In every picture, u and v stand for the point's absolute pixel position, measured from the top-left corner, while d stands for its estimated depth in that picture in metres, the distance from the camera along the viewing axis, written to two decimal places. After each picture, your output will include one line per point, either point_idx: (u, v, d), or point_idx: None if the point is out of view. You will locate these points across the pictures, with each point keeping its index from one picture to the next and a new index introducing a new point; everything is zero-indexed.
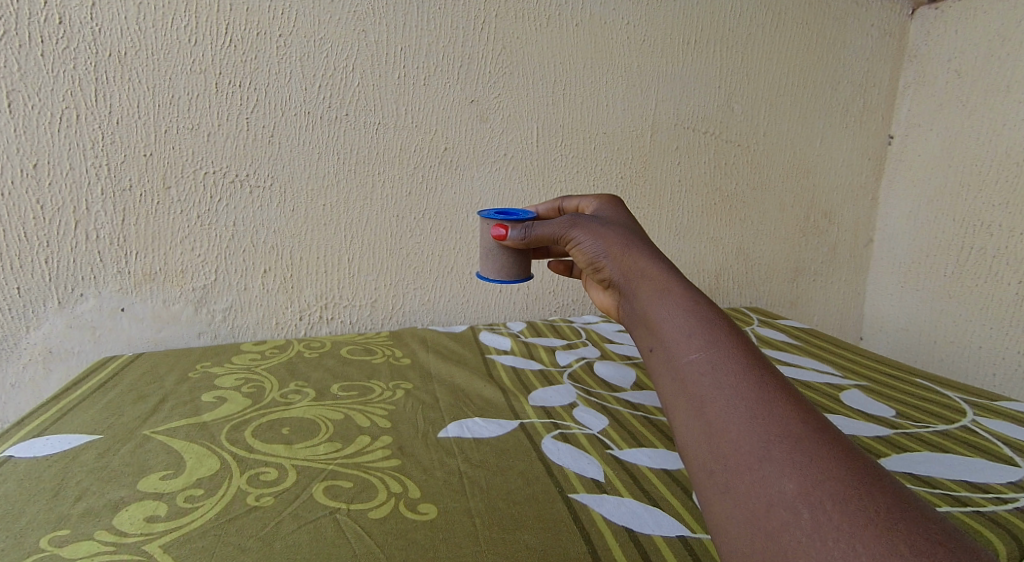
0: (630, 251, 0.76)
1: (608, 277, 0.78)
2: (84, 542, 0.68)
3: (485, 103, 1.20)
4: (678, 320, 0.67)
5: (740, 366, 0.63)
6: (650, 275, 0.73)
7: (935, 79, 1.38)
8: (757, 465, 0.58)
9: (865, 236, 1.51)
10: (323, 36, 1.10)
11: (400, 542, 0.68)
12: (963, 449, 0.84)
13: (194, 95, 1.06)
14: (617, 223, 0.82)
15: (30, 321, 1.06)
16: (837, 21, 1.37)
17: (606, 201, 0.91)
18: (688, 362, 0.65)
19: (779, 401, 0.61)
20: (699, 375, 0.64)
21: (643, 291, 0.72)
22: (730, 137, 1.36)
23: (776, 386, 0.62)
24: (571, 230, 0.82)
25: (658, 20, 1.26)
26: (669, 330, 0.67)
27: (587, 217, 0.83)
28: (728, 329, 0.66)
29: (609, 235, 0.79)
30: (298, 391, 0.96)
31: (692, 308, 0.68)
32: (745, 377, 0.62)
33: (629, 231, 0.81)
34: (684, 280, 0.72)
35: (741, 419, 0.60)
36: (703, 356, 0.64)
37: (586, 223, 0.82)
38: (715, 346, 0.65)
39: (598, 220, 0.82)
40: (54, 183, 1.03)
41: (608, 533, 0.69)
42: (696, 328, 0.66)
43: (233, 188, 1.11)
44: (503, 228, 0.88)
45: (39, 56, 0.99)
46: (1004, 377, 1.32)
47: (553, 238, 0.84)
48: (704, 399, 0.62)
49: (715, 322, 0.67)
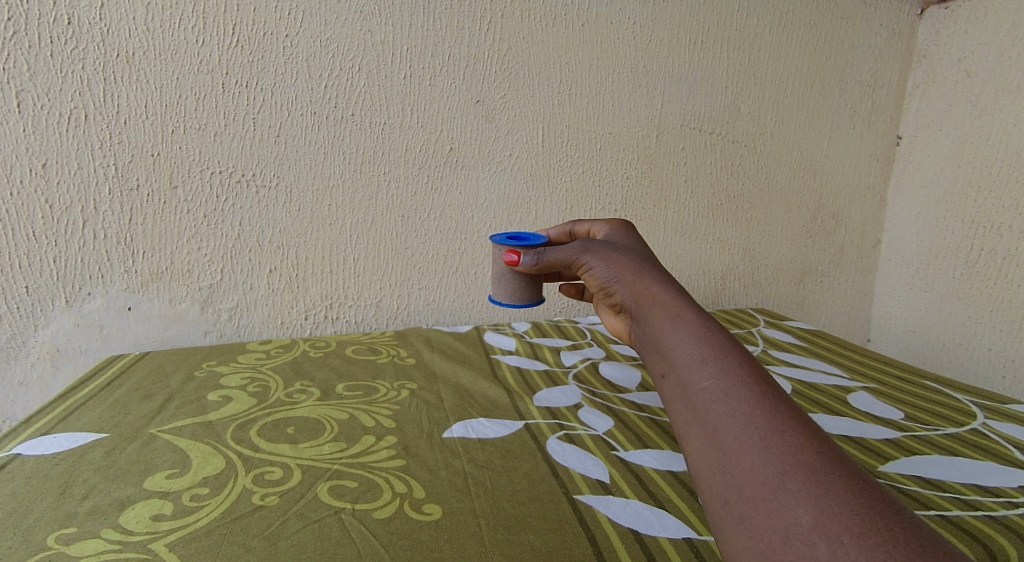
0: (641, 277, 0.78)
1: (619, 301, 0.80)
2: (91, 540, 0.68)
3: (491, 103, 1.20)
4: (689, 346, 0.68)
5: (754, 394, 0.64)
6: (661, 300, 0.74)
7: (944, 79, 1.37)
8: (772, 496, 0.58)
9: (872, 238, 1.51)
10: (330, 36, 1.10)
11: (404, 542, 0.68)
12: (973, 452, 0.83)
13: (201, 96, 1.07)
14: (628, 249, 0.84)
15: (38, 320, 1.07)
16: (845, 21, 1.37)
17: (617, 226, 0.92)
18: (701, 389, 0.65)
19: (794, 429, 0.61)
20: (711, 402, 0.64)
21: (655, 316, 0.73)
22: (736, 138, 1.35)
23: (790, 414, 0.62)
24: (583, 256, 0.84)
25: (665, 20, 1.26)
26: (681, 356, 0.68)
27: (599, 243, 0.85)
28: (740, 356, 0.67)
29: (620, 260, 0.81)
30: (303, 391, 0.96)
31: (704, 334, 0.69)
32: (759, 406, 0.63)
33: (640, 256, 0.82)
34: (696, 306, 0.73)
35: (755, 449, 0.60)
36: (716, 384, 0.65)
37: (598, 248, 0.84)
38: (727, 372, 0.65)
39: (609, 245, 0.84)
40: (62, 183, 1.03)
41: (613, 535, 0.69)
42: (708, 355, 0.67)
43: (239, 188, 1.11)
44: (515, 254, 0.89)
45: (48, 57, 0.99)
46: (1013, 379, 1.31)
47: (566, 263, 0.86)
48: (717, 426, 0.63)
49: (727, 349, 0.67)
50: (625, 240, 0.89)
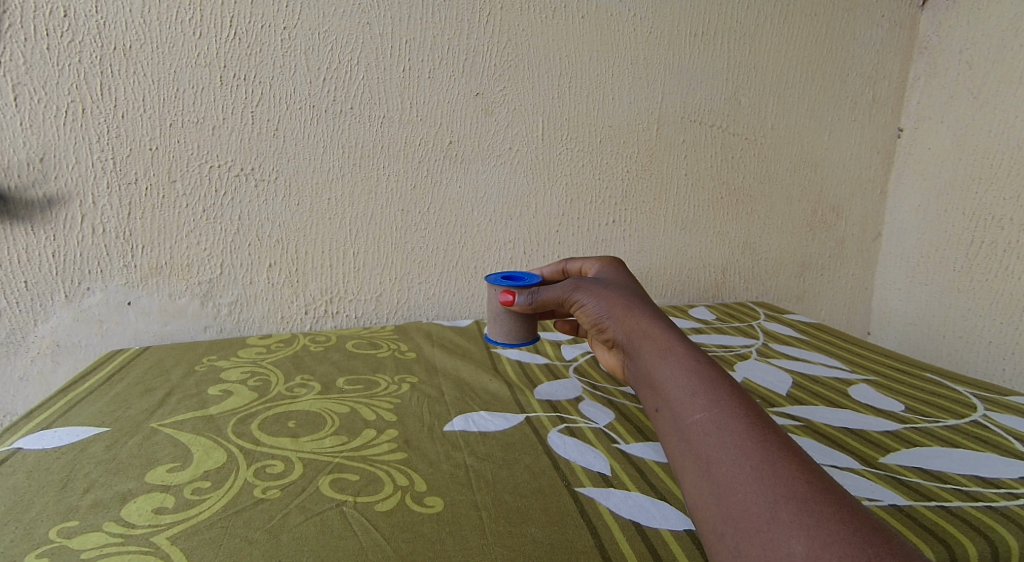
0: (632, 313, 0.79)
1: (611, 337, 0.81)
2: (93, 533, 0.68)
3: (490, 97, 1.20)
4: (679, 379, 0.70)
5: (744, 425, 0.65)
6: (652, 334, 0.75)
7: (946, 71, 1.37)
8: (765, 527, 0.58)
9: (873, 231, 1.50)
10: (328, 28, 1.10)
11: (407, 535, 0.68)
12: (974, 444, 0.83)
13: (199, 89, 1.06)
14: (617, 285, 0.85)
15: (38, 314, 1.07)
16: (845, 13, 1.36)
17: (608, 263, 0.93)
18: (692, 421, 0.66)
19: (785, 459, 0.62)
20: (703, 434, 0.65)
21: (645, 349, 0.74)
22: (736, 130, 1.35)
23: (779, 443, 0.63)
24: (574, 293, 0.85)
25: (665, 12, 1.25)
26: (672, 389, 0.69)
27: (590, 280, 0.86)
28: (729, 388, 0.68)
29: (610, 297, 0.82)
30: (304, 386, 0.96)
31: (694, 367, 0.70)
32: (749, 436, 0.64)
33: (630, 292, 0.84)
34: (685, 340, 0.74)
35: (747, 479, 0.61)
36: (707, 415, 0.66)
37: (589, 285, 0.85)
38: (717, 404, 0.66)
39: (599, 282, 0.85)
40: (61, 177, 1.03)
41: (615, 526, 0.69)
42: (698, 387, 0.68)
43: (238, 182, 1.11)
44: (510, 294, 0.91)
45: (44, 49, 0.99)
46: (1013, 371, 1.32)
47: (558, 299, 0.87)
48: (710, 459, 0.64)
49: (716, 381, 0.68)
50: (613, 275, 0.90)
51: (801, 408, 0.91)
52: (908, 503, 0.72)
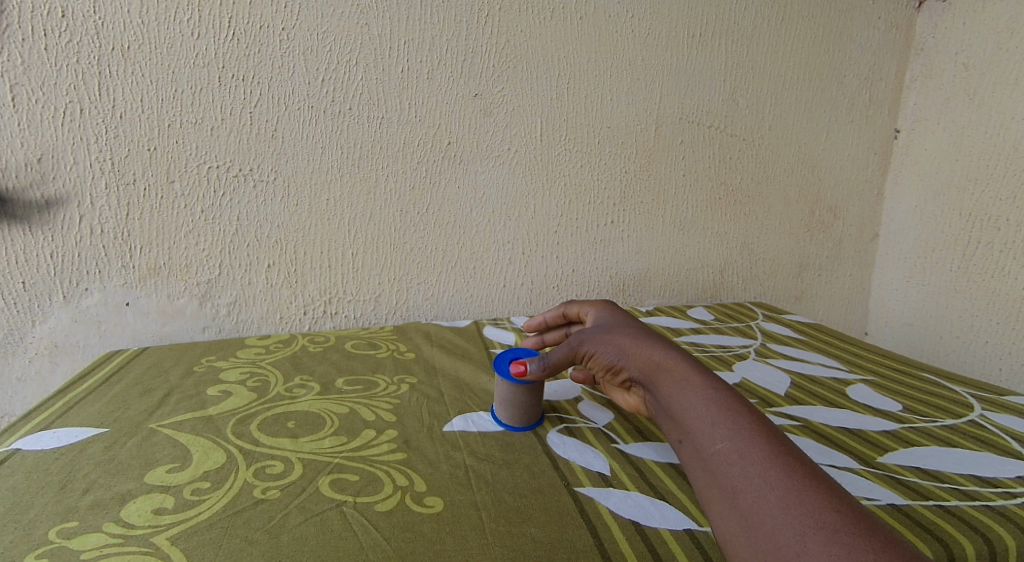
0: (643, 349, 0.78)
1: (629, 378, 0.79)
2: (93, 534, 0.68)
3: (489, 97, 1.20)
4: (699, 411, 0.70)
5: (767, 454, 0.66)
6: (668, 367, 0.75)
7: (942, 72, 1.38)
8: (794, 559, 0.60)
9: (870, 231, 1.51)
10: (327, 29, 1.10)
11: (407, 535, 0.68)
12: (971, 443, 0.84)
13: (198, 90, 1.06)
14: (618, 325, 0.84)
15: (36, 315, 1.07)
16: (842, 15, 1.37)
17: (598, 303, 0.91)
18: (714, 452, 0.68)
19: (810, 488, 0.63)
20: (727, 465, 0.66)
21: (663, 384, 0.74)
22: (734, 131, 1.35)
23: (803, 471, 0.65)
24: (580, 345, 0.82)
25: (663, 14, 1.26)
26: (693, 420, 0.70)
27: (590, 328, 0.83)
28: (749, 417, 0.69)
29: (616, 338, 0.80)
30: (303, 386, 0.96)
31: (712, 397, 0.71)
32: (773, 465, 0.65)
33: (633, 328, 0.82)
34: (699, 367, 0.74)
35: (775, 510, 0.63)
36: (730, 445, 0.67)
37: (593, 333, 0.82)
38: (739, 434, 0.68)
39: (599, 328, 0.83)
40: (59, 177, 1.03)
41: (614, 526, 0.69)
42: (718, 417, 0.69)
43: (237, 183, 1.11)
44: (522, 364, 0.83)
45: (42, 50, 0.99)
46: (1009, 371, 1.32)
47: (569, 357, 0.82)
48: (736, 490, 0.65)
49: (735, 410, 0.70)
50: (605, 312, 0.88)
51: (799, 408, 0.91)
52: (906, 502, 0.73)
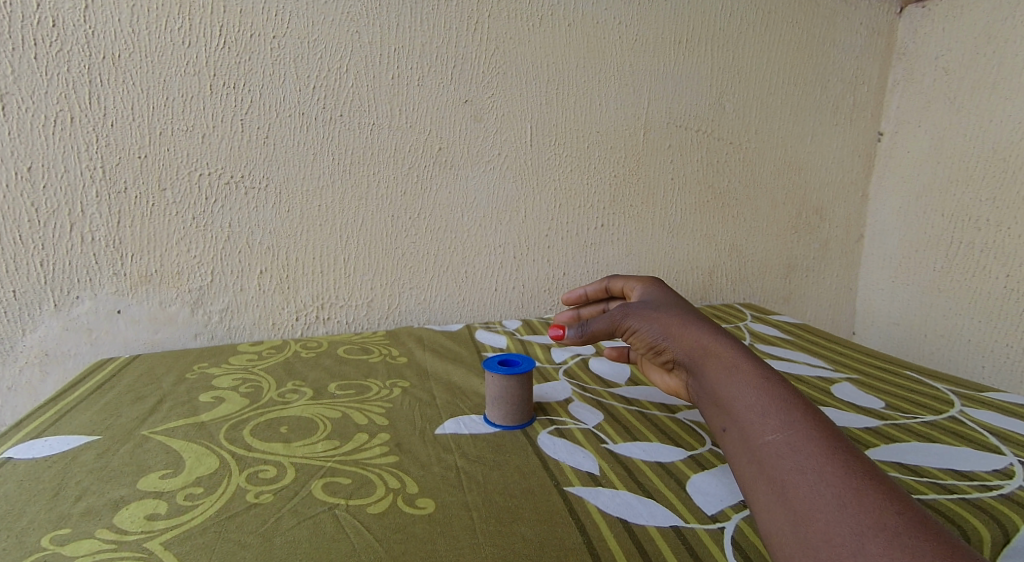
0: (688, 330, 0.78)
1: (671, 358, 0.80)
2: (86, 540, 0.69)
3: (479, 103, 1.21)
4: (749, 400, 0.70)
5: (822, 449, 0.65)
6: (715, 352, 0.75)
7: (923, 76, 1.40)
8: (850, 559, 0.59)
9: (856, 232, 1.53)
10: (317, 37, 1.11)
11: (398, 536, 0.69)
12: (951, 438, 0.85)
13: (189, 98, 1.07)
14: (665, 305, 0.85)
15: (27, 324, 1.07)
16: (826, 20, 1.39)
17: (649, 285, 0.92)
18: (765, 443, 0.67)
19: (868, 487, 0.62)
20: (778, 457, 0.66)
21: (709, 369, 0.75)
22: (721, 135, 1.37)
23: (861, 469, 0.64)
24: (624, 320, 0.84)
25: (650, 20, 1.27)
26: (742, 410, 0.70)
27: (637, 305, 0.85)
28: (803, 410, 0.69)
29: (663, 316, 0.81)
30: (296, 391, 0.97)
31: (763, 387, 0.71)
32: (828, 461, 0.64)
33: (680, 309, 0.83)
34: (749, 355, 0.74)
35: (830, 507, 0.62)
36: (781, 438, 0.67)
37: (638, 310, 0.84)
38: (791, 427, 0.67)
39: (646, 306, 0.84)
40: (49, 186, 1.03)
41: (603, 524, 0.70)
42: (769, 408, 0.69)
43: (228, 190, 1.11)
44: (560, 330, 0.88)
45: (32, 59, 1.00)
46: (993, 369, 1.34)
47: (609, 328, 0.85)
48: (787, 483, 0.65)
49: (788, 402, 0.69)
50: (654, 291, 0.90)
51: None
52: None
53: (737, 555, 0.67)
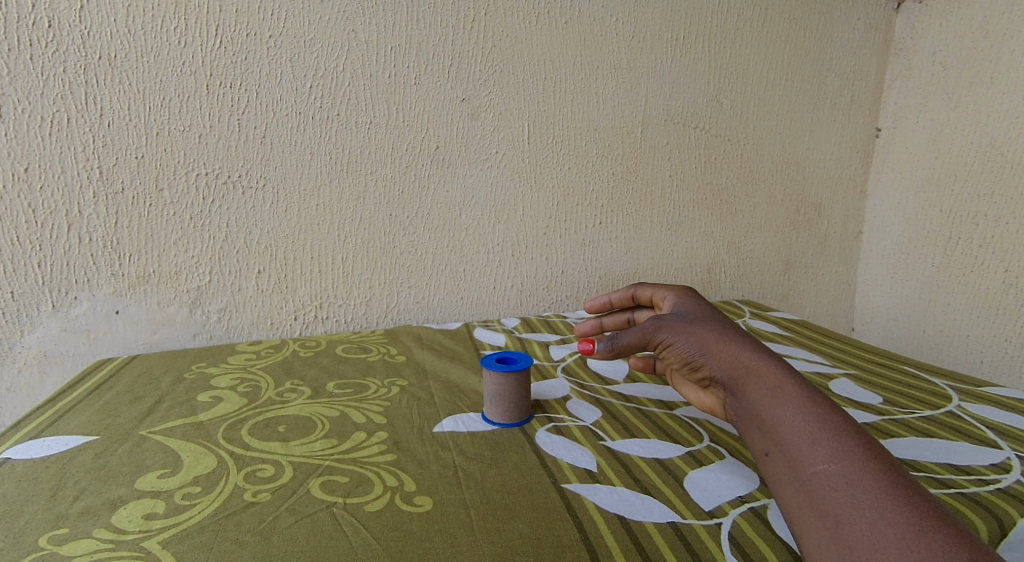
0: (728, 347, 0.76)
1: (709, 375, 0.77)
2: (84, 540, 0.69)
3: (476, 101, 1.21)
4: (797, 425, 0.68)
5: (879, 484, 0.63)
6: (758, 371, 0.73)
7: (921, 71, 1.40)
8: None
9: (855, 228, 1.53)
10: (313, 36, 1.11)
11: (396, 534, 0.69)
12: (948, 433, 0.85)
13: (185, 97, 1.07)
14: (700, 318, 0.82)
15: (25, 325, 1.07)
16: (823, 16, 1.39)
17: (682, 294, 0.90)
18: (815, 472, 0.65)
19: (931, 527, 0.60)
20: (831, 489, 0.64)
21: (752, 389, 0.72)
22: (719, 132, 1.37)
23: (923, 506, 0.61)
24: (657, 333, 0.81)
25: (647, 17, 1.27)
26: (790, 435, 0.68)
27: (670, 317, 0.82)
28: (856, 439, 0.66)
29: (701, 331, 0.79)
30: (294, 390, 0.97)
31: (812, 412, 0.69)
32: (887, 497, 0.62)
33: (716, 323, 0.81)
34: (795, 376, 0.72)
35: (890, 547, 0.59)
36: (833, 468, 0.65)
37: (672, 323, 0.81)
38: (844, 457, 0.65)
39: (681, 318, 0.82)
40: (46, 187, 1.03)
41: (600, 520, 0.70)
42: (820, 435, 0.67)
43: (226, 190, 1.11)
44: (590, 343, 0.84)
45: (28, 60, 1.00)
46: (991, 364, 1.34)
47: (640, 341, 0.81)
48: (841, 519, 0.62)
49: (840, 429, 0.67)
50: (689, 303, 0.87)
51: None
52: None
53: (734, 550, 0.67)
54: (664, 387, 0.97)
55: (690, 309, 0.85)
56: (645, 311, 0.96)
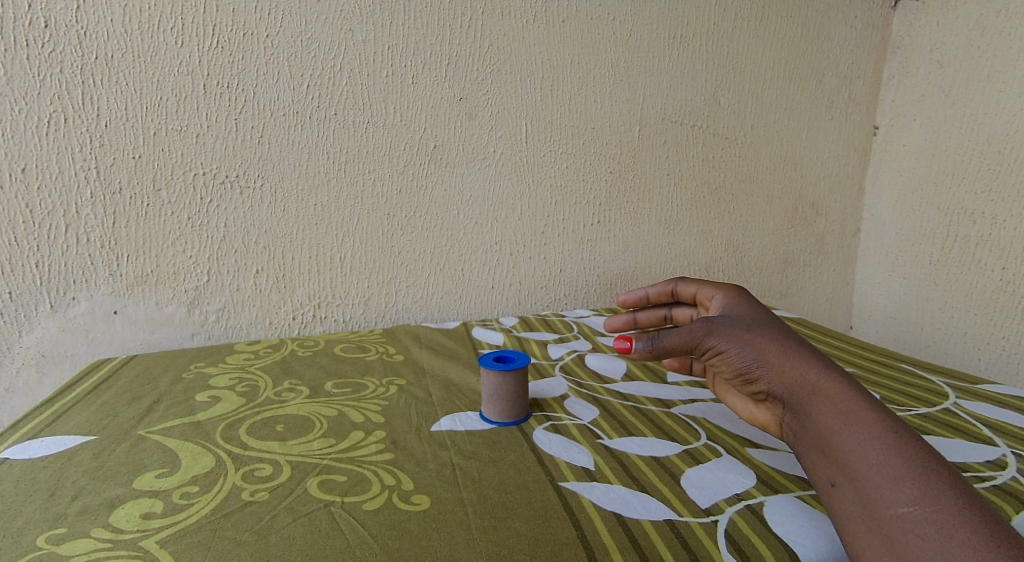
0: (791, 360, 0.71)
1: (767, 390, 0.72)
2: (81, 539, 0.69)
3: (474, 100, 1.21)
4: (875, 459, 0.63)
5: (970, 531, 0.58)
6: (827, 393, 0.68)
7: (918, 69, 1.40)
8: None
9: (853, 226, 1.53)
10: (310, 36, 1.11)
11: (393, 532, 0.69)
12: (944, 430, 0.85)
13: (182, 97, 1.07)
14: (755, 322, 0.76)
15: (23, 325, 1.07)
16: (821, 14, 1.39)
17: (732, 292, 0.83)
18: (896, 514, 0.60)
19: None
20: (915, 534, 0.59)
21: (821, 413, 0.67)
22: (716, 130, 1.37)
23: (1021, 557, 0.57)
24: (708, 338, 0.75)
25: (644, 16, 1.27)
26: (866, 471, 0.63)
27: (722, 320, 0.76)
28: (942, 478, 0.61)
29: (758, 340, 0.73)
30: (292, 390, 0.97)
31: (892, 445, 0.63)
32: (980, 546, 0.57)
33: (773, 329, 0.74)
34: (870, 400, 0.67)
35: None
36: (917, 511, 0.60)
37: (725, 328, 0.74)
38: (929, 498, 0.60)
39: (734, 322, 0.75)
40: (43, 187, 1.03)
41: (597, 518, 0.70)
42: (900, 472, 0.62)
43: (224, 189, 1.11)
44: (627, 340, 0.77)
45: (24, 60, 1.00)
46: (988, 361, 1.34)
47: (687, 345, 0.75)
48: None
49: (924, 465, 0.62)
50: (737, 302, 0.80)
51: None
52: None
53: (730, 548, 0.67)
54: (661, 385, 0.97)
55: (741, 309, 0.79)
56: (683, 309, 0.92)
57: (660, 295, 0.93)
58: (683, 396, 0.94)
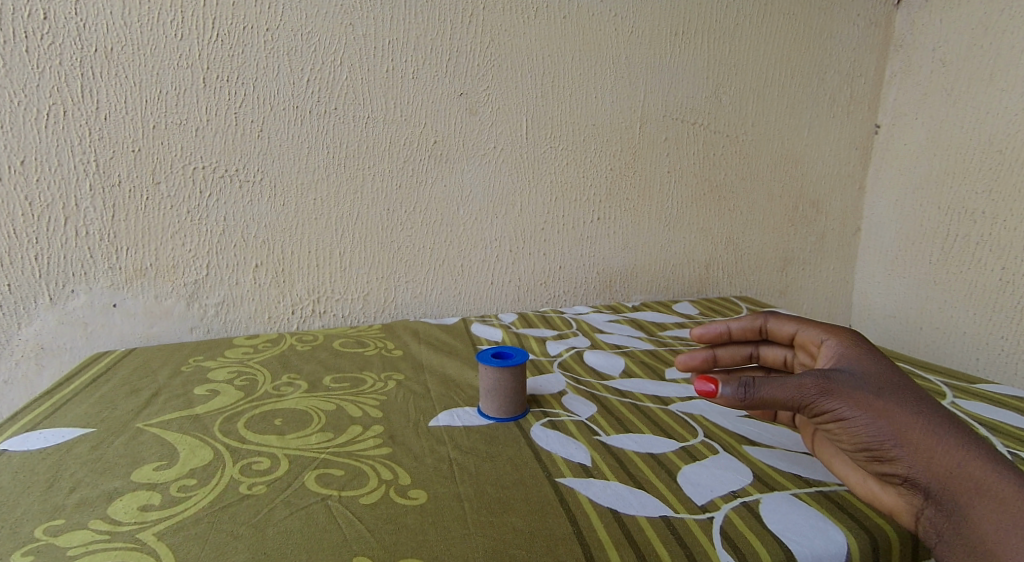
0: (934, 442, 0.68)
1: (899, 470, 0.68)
2: (79, 531, 0.69)
3: (474, 96, 1.21)
4: None
5: None
6: (983, 491, 0.66)
7: (920, 68, 1.40)
8: None
9: (853, 225, 1.53)
10: (311, 29, 1.11)
11: (390, 527, 0.69)
12: None
13: (182, 90, 1.07)
14: (881, 384, 0.71)
15: (22, 318, 1.07)
16: (823, 12, 1.38)
17: (845, 336, 0.79)
18: None
19: None
20: None
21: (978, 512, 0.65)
22: (717, 128, 1.37)
23: None
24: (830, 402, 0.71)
25: (645, 12, 1.27)
26: None
27: (845, 381, 0.71)
28: None
29: (895, 414, 0.69)
30: (290, 384, 0.97)
31: None
32: None
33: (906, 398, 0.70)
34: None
35: None
36: None
37: (851, 394, 0.70)
38: None
39: (859, 385, 0.71)
40: (42, 180, 1.03)
41: (593, 514, 0.70)
42: None
43: (223, 183, 1.11)
44: (710, 383, 0.73)
45: (24, 51, 0.99)
46: (987, 361, 1.34)
47: (792, 402, 0.71)
48: None
49: None
50: (861, 357, 0.75)
51: None
52: None
53: (726, 545, 0.67)
54: (660, 383, 0.97)
55: (858, 361, 0.75)
56: (772, 348, 0.90)
57: (745, 331, 0.90)
58: (681, 393, 0.94)
